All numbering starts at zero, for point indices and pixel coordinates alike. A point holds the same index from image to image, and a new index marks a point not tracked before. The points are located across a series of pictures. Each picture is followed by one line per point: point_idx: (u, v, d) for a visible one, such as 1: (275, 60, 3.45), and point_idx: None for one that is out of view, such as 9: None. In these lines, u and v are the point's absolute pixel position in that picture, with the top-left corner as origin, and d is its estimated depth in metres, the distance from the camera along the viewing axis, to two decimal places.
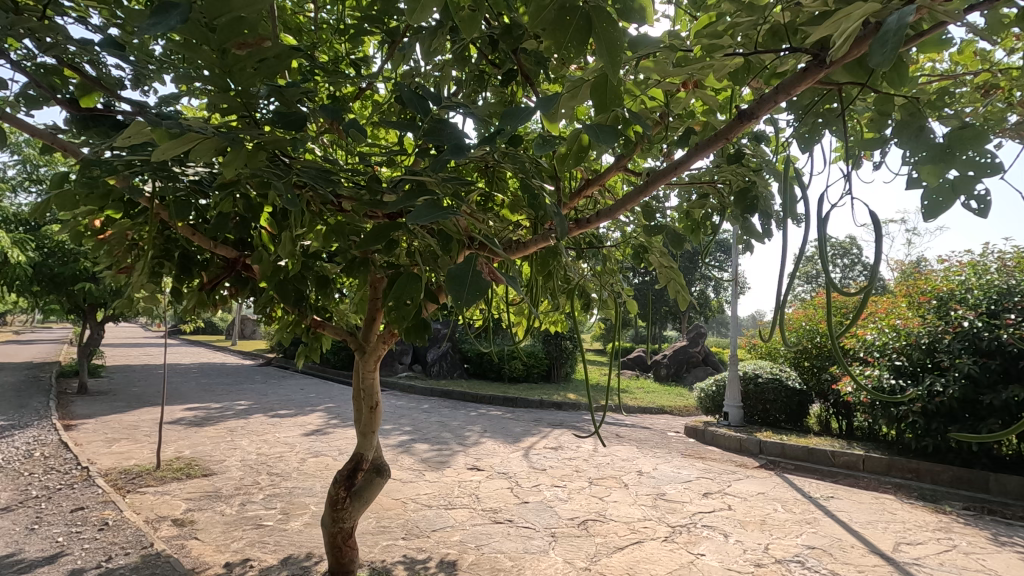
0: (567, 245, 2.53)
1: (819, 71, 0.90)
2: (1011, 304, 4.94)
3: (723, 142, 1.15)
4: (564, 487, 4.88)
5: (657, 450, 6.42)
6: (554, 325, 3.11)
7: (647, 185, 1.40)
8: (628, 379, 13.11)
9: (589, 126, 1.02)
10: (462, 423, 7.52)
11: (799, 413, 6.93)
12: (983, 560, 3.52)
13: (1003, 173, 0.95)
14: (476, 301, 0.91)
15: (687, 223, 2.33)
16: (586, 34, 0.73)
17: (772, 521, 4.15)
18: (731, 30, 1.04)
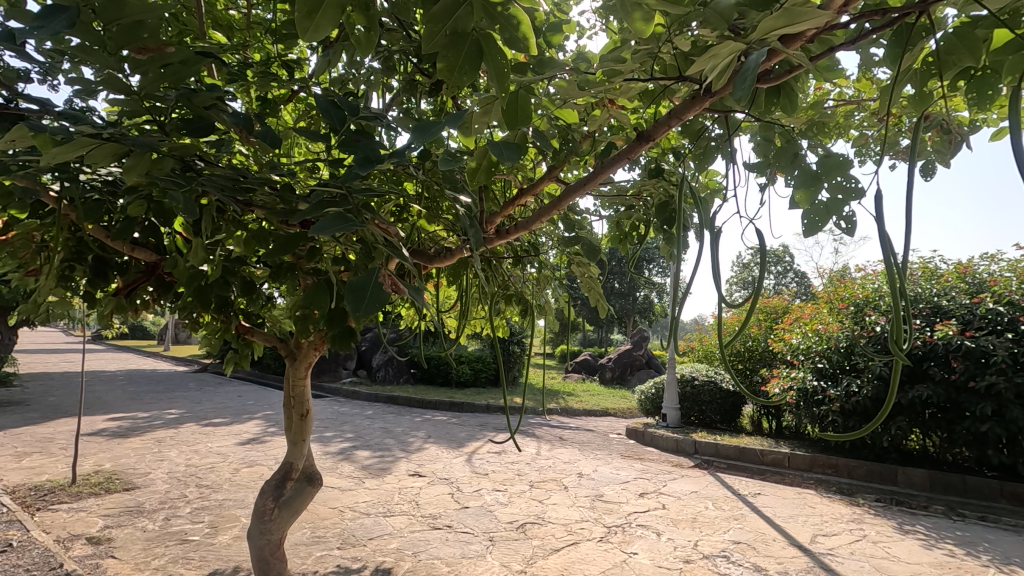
0: (501, 251, 2.56)
1: (704, 100, 0.97)
2: (917, 311, 5.41)
3: (625, 162, 1.23)
4: (505, 491, 4.92)
5: (598, 452, 6.57)
6: (494, 330, 3.10)
7: (564, 197, 1.45)
8: (575, 383, 13.31)
9: (494, 141, 1.07)
10: (407, 429, 7.44)
11: (732, 413, 7.27)
12: (889, 548, 3.80)
13: (866, 197, 1.04)
14: (375, 311, 0.93)
15: (617, 233, 2.41)
16: (477, 60, 0.78)
17: (702, 519, 4.33)
18: (632, 56, 1.08)
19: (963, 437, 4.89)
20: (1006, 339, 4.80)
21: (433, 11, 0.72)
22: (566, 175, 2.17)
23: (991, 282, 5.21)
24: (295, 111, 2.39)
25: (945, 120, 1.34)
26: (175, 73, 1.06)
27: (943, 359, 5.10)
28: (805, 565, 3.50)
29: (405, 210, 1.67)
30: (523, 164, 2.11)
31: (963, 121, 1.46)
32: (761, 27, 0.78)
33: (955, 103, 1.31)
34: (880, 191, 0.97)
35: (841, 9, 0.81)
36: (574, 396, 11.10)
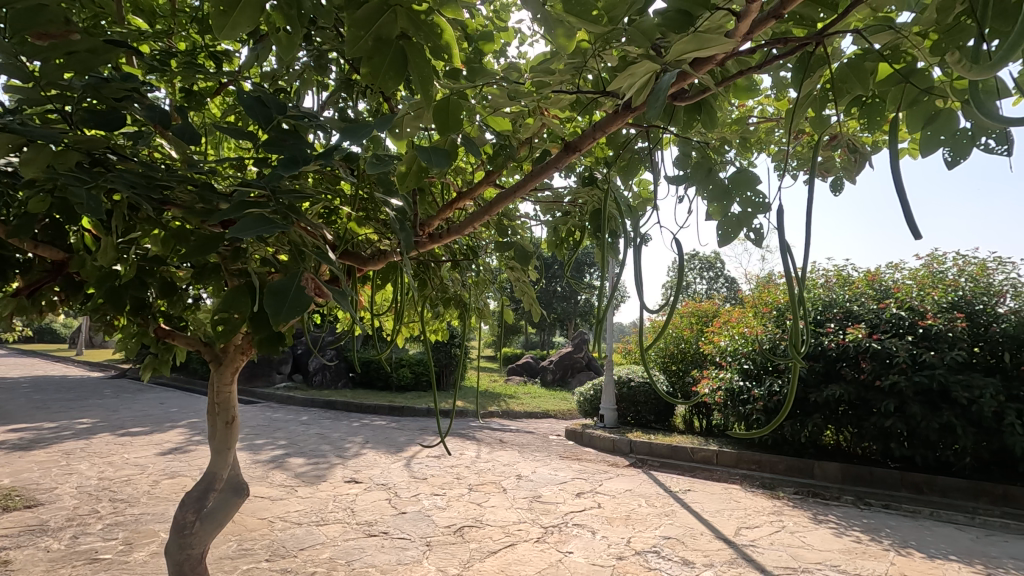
0: (440, 254, 2.56)
1: (625, 115, 1.02)
2: (831, 315, 5.83)
3: (552, 171, 1.26)
4: (443, 495, 4.89)
5: (537, 454, 6.65)
6: (434, 333, 3.09)
7: (495, 203, 1.46)
8: (517, 386, 13.39)
9: (423, 146, 1.07)
10: (343, 435, 7.25)
11: (666, 413, 7.54)
12: (804, 537, 4.06)
13: (772, 212, 1.12)
14: (296, 315, 0.91)
15: (555, 238, 2.45)
16: (401, 67, 0.79)
17: (635, 516, 4.48)
18: (559, 70, 1.12)
19: (870, 431, 5.29)
20: (907, 341, 5.24)
21: (357, 17, 0.72)
22: (505, 180, 2.19)
23: (894, 289, 5.69)
24: (225, 104, 2.28)
25: (851, 140, 1.46)
26: (81, 61, 1.00)
27: (854, 359, 5.51)
28: (729, 557, 3.68)
29: (335, 211, 1.63)
30: (463, 169, 2.12)
31: (868, 141, 1.58)
32: (673, 51, 0.83)
33: (859, 123, 1.42)
34: (782, 205, 1.05)
35: (747, 36, 0.87)
36: (516, 399, 11.18)
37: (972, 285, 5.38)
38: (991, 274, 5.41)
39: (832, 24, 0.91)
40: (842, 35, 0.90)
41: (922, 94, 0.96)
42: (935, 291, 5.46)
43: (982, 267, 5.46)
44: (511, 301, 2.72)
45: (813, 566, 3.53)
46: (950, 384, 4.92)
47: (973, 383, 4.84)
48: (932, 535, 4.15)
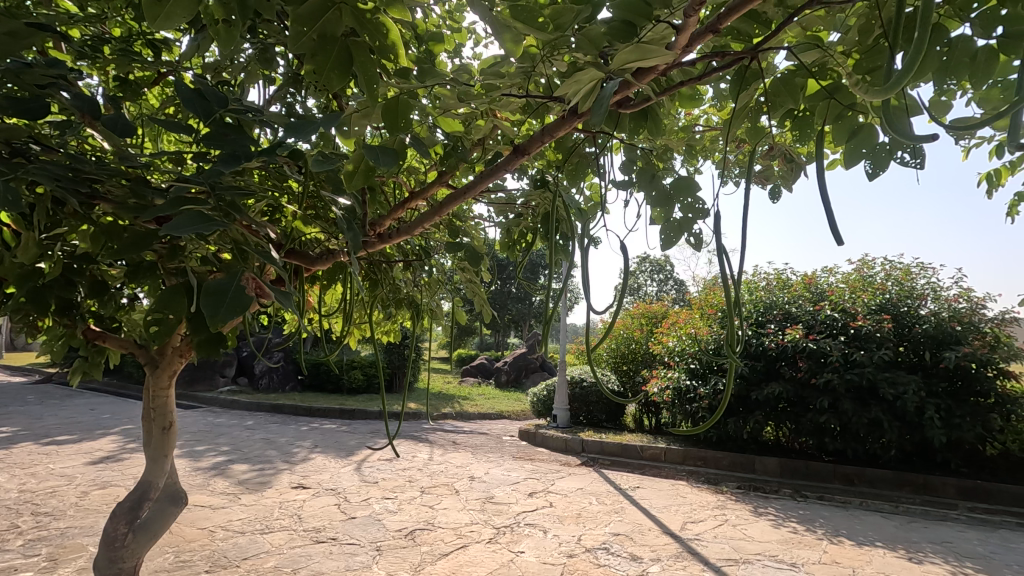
0: (393, 255, 2.53)
1: (572, 121, 1.04)
2: (771, 318, 6.10)
3: (501, 174, 1.27)
4: (395, 499, 4.82)
5: (490, 455, 6.65)
6: (386, 334, 3.05)
7: (445, 204, 1.45)
8: (471, 387, 13.36)
9: (371, 146, 1.06)
10: (291, 439, 7.03)
11: (617, 412, 7.70)
12: (745, 529, 4.24)
13: (712, 218, 1.17)
14: (235, 316, 0.88)
15: (507, 240, 2.47)
16: (346, 66, 0.78)
17: (586, 514, 4.55)
18: (509, 74, 1.13)
19: (806, 427, 5.57)
20: (839, 341, 5.55)
21: (301, 12, 0.71)
22: (457, 181, 2.18)
23: (829, 292, 6.02)
24: (164, 95, 2.18)
25: (788, 150, 1.53)
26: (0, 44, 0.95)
27: (792, 359, 5.79)
28: (675, 551, 3.79)
29: (280, 210, 1.59)
30: (415, 168, 2.10)
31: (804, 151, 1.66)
32: (617, 59, 0.85)
33: (795, 134, 1.50)
34: (719, 211, 1.10)
35: (686, 48, 0.91)
36: (470, 400, 11.15)
37: (898, 288, 5.75)
38: (915, 279, 5.80)
39: (765, 41, 0.96)
40: (774, 51, 0.95)
41: (847, 109, 1.03)
42: (865, 294, 5.80)
43: (907, 272, 5.84)
44: (464, 302, 2.72)
45: (753, 557, 3.68)
46: (878, 381, 5.23)
47: (898, 380, 5.17)
48: (861, 524, 4.41)
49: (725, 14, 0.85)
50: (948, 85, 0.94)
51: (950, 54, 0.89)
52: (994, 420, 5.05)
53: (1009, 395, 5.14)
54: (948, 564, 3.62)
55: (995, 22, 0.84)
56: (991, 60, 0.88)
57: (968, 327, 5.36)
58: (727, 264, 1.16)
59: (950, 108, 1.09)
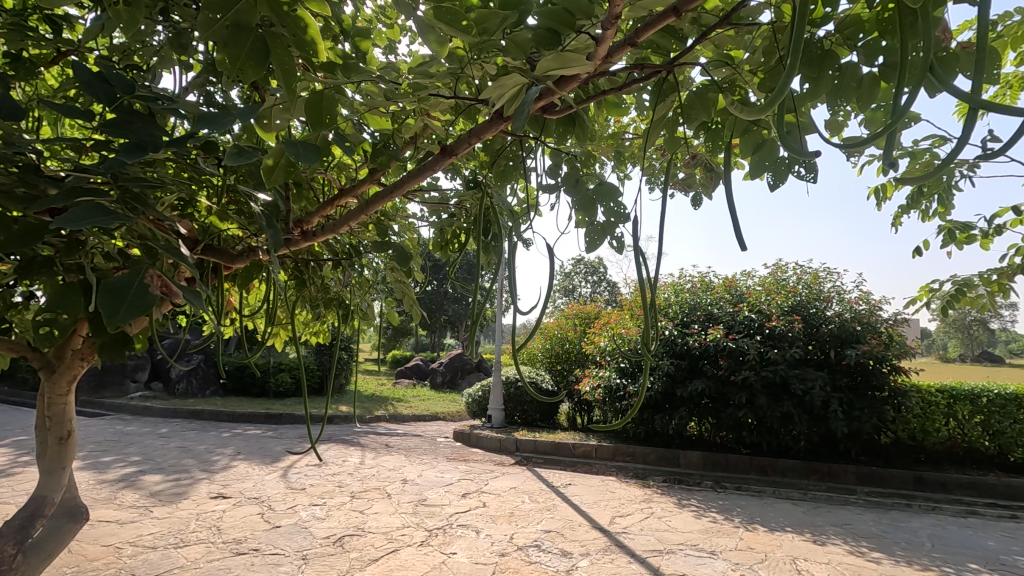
0: (323, 252, 2.45)
1: (498, 123, 1.06)
2: (695, 318, 6.42)
3: (429, 174, 1.27)
4: (323, 505, 4.67)
5: (424, 457, 6.57)
6: (315, 335, 2.96)
7: (371, 202, 1.42)
8: (406, 389, 13.15)
9: (291, 141, 1.03)
10: (211, 447, 6.64)
11: (551, 412, 7.83)
12: (669, 521, 4.43)
13: (632, 222, 1.23)
14: (137, 316, 0.84)
15: (440, 241, 2.45)
16: (262, 57, 0.76)
17: (519, 512, 4.60)
18: (437, 73, 1.13)
19: (726, 421, 5.90)
20: (756, 340, 5.92)
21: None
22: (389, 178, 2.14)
23: (747, 294, 6.42)
24: (64, 75, 2.00)
25: (707, 160, 1.61)
26: None
27: (713, 357, 6.11)
28: (603, 544, 3.91)
29: (191, 205, 1.51)
30: (346, 165, 2.05)
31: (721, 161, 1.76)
32: (540, 65, 0.87)
33: (712, 144, 1.58)
34: (639, 214, 1.15)
35: (606, 59, 0.94)
36: (404, 402, 10.98)
37: (808, 291, 6.20)
38: (822, 282, 6.28)
39: (680, 56, 1.02)
40: (688, 66, 1.01)
41: (752, 125, 1.10)
42: (779, 295, 6.22)
43: (816, 276, 6.32)
44: (395, 302, 2.67)
45: (676, 547, 3.85)
46: (789, 377, 5.62)
47: (807, 376, 5.58)
48: (773, 511, 4.72)
49: (642, 29, 0.89)
50: (839, 107, 1.03)
51: (840, 78, 0.97)
52: (888, 411, 5.56)
53: (900, 388, 5.67)
54: (847, 544, 3.95)
55: (878, 52, 0.93)
56: (875, 86, 0.97)
57: (867, 327, 5.86)
58: (644, 266, 1.23)
59: (843, 128, 1.19)
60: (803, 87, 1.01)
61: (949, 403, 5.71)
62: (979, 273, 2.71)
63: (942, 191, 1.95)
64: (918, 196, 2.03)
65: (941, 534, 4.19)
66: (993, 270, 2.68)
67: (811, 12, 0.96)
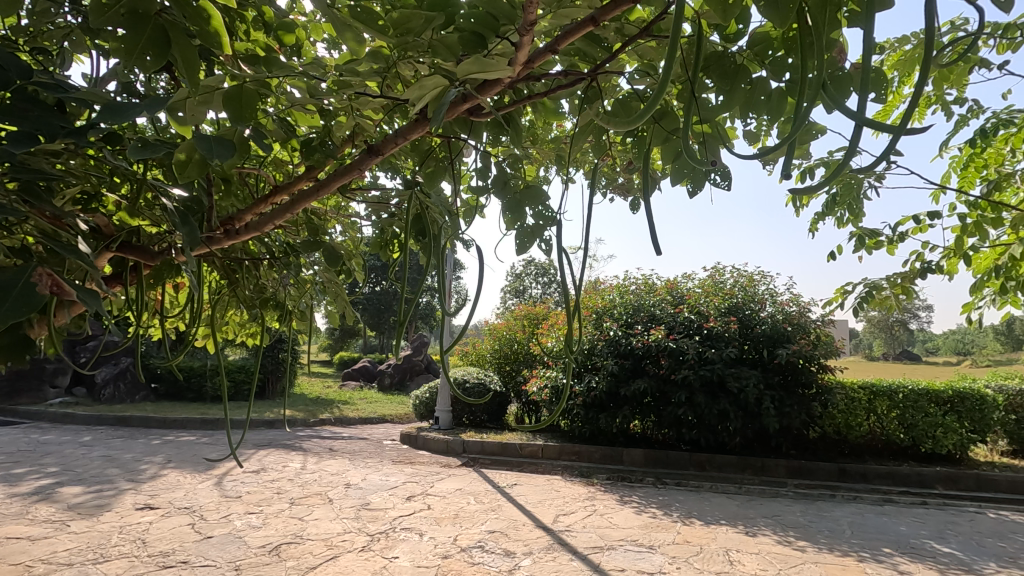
0: (256, 251, 2.35)
1: (423, 125, 1.05)
2: (638, 320, 6.60)
3: (357, 173, 1.25)
4: (259, 513, 4.50)
5: (368, 460, 6.44)
6: (250, 336, 2.85)
7: (295, 202, 1.38)
8: (352, 391, 12.85)
9: (204, 136, 0.99)
10: (139, 455, 6.28)
11: (498, 412, 7.85)
12: (611, 517, 4.53)
13: (559, 225, 1.26)
14: (21, 315, 0.79)
15: (379, 242, 2.39)
16: (163, 47, 0.75)
17: (463, 513, 4.59)
18: (363, 73, 1.12)
19: (667, 419, 6.10)
20: (695, 341, 6.14)
21: None
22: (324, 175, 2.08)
23: (688, 296, 6.68)
24: None
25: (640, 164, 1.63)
26: None
27: (655, 356, 6.29)
28: (546, 543, 3.95)
29: (96, 198, 1.41)
30: (280, 161, 1.98)
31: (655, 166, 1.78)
32: (460, 68, 0.88)
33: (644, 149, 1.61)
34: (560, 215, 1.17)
35: (527, 66, 0.96)
36: (351, 404, 10.75)
37: (743, 293, 6.49)
38: (757, 285, 6.58)
39: (604, 64, 1.05)
40: (611, 75, 1.05)
41: (670, 134, 1.14)
42: (716, 298, 6.50)
43: (751, 279, 6.62)
44: (336, 304, 2.59)
45: (616, 543, 3.94)
46: (725, 376, 5.85)
47: (742, 375, 5.82)
48: (709, 505, 4.90)
49: (562, 37, 0.91)
50: (751, 121, 1.07)
51: (751, 91, 1.02)
52: (815, 407, 5.88)
53: (826, 385, 6.00)
54: (776, 534, 4.16)
55: (783, 68, 0.97)
56: (782, 100, 1.01)
57: (798, 328, 6.17)
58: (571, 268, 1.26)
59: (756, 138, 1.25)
60: (718, 99, 1.05)
61: (870, 399, 6.12)
62: (887, 277, 2.92)
63: (852, 200, 2.09)
64: (832, 205, 2.16)
65: (860, 521, 4.49)
66: (899, 274, 2.89)
67: (725, 28, 1.00)
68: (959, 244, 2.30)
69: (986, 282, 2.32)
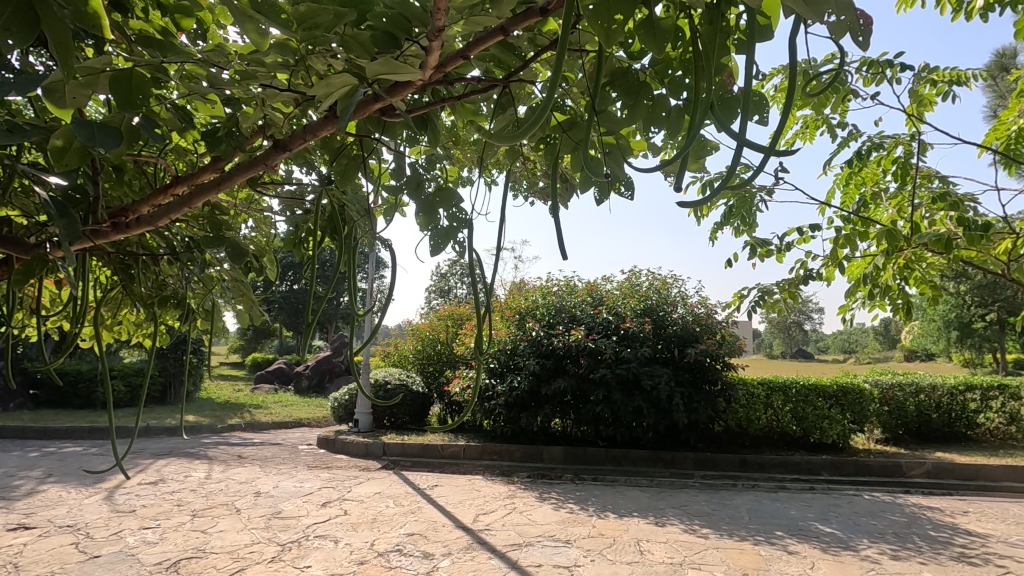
0: (154, 245, 2.17)
1: (331, 124, 1.03)
2: (559, 321, 6.77)
3: (262, 167, 1.19)
4: (156, 527, 4.17)
5: (281, 467, 6.15)
6: (146, 337, 2.63)
7: (193, 196, 1.29)
8: (265, 394, 12.21)
9: (86, 123, 0.91)
10: (12, 470, 5.62)
11: (420, 413, 7.76)
12: (530, 514, 4.61)
13: (472, 227, 1.27)
14: None
15: (294, 238, 2.27)
16: (32, 27, 0.68)
17: (381, 517, 4.50)
18: (269, 63, 1.07)
19: (586, 416, 6.30)
20: (612, 341, 6.38)
21: None
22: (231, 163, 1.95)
23: (607, 298, 6.94)
24: None
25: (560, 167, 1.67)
26: None
27: (575, 356, 6.49)
28: (465, 543, 3.96)
29: None
30: (183, 148, 1.84)
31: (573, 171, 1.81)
32: (368, 69, 0.87)
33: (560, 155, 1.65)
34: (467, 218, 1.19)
35: (439, 70, 0.96)
36: (264, 408, 10.22)
37: (657, 295, 6.82)
38: (669, 287, 6.94)
39: (516, 72, 1.07)
40: (524, 83, 1.07)
41: (578, 143, 1.19)
42: (633, 299, 6.81)
43: (664, 282, 6.97)
44: (245, 303, 2.45)
45: (534, 539, 4.02)
46: (640, 374, 6.13)
47: (655, 373, 6.12)
48: (623, 499, 5.11)
49: (473, 44, 0.91)
50: (654, 134, 1.13)
51: (653, 107, 1.07)
52: (720, 402, 6.28)
53: (729, 382, 6.42)
54: (683, 523, 4.42)
55: (681, 87, 1.03)
56: (680, 117, 1.08)
57: (705, 329, 6.56)
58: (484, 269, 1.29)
59: (658, 150, 1.32)
60: (623, 113, 1.10)
61: (767, 394, 6.66)
62: (778, 283, 3.19)
63: (746, 212, 2.27)
64: (730, 216, 2.34)
65: (757, 508, 4.86)
66: (787, 279, 3.16)
67: (630, 45, 1.05)
68: (835, 254, 2.54)
69: (859, 288, 2.59)
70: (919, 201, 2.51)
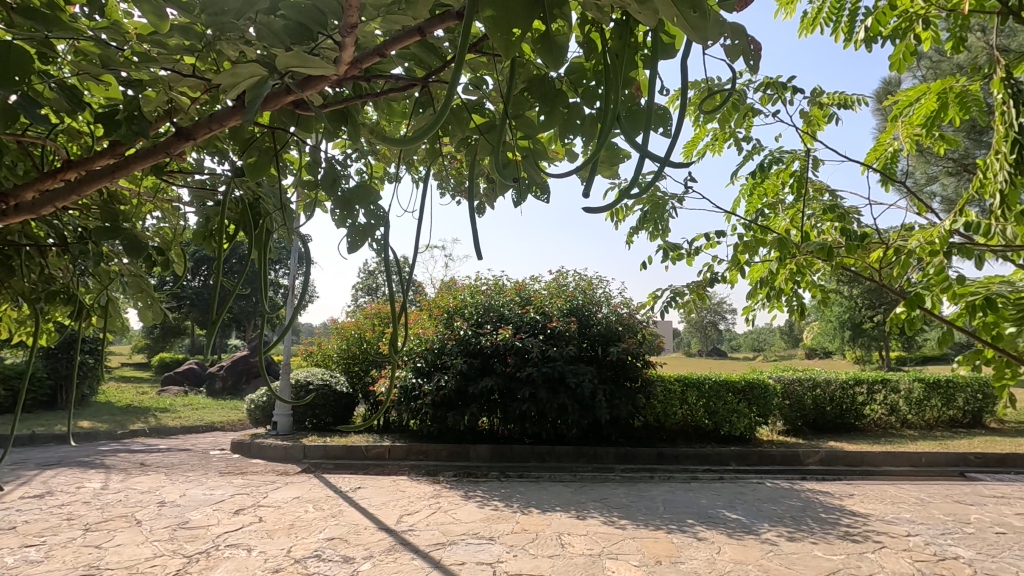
0: (40, 234, 1.97)
1: (240, 113, 0.99)
2: (487, 321, 6.81)
3: (163, 155, 1.12)
4: (41, 545, 3.79)
5: (189, 474, 5.77)
6: (31, 335, 2.39)
7: (83, 184, 1.19)
8: (173, 397, 11.39)
9: None
10: None
11: (344, 413, 7.55)
12: (455, 513, 4.61)
13: (389, 226, 1.26)
14: None
15: (203, 230, 2.14)
16: None
17: (299, 523, 4.34)
18: (174, 47, 1.01)
19: (512, 414, 6.37)
20: (539, 340, 6.49)
21: None
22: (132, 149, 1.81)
23: (534, 297, 7.06)
24: None
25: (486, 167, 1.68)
26: None
27: (503, 355, 6.55)
28: (387, 544, 3.90)
29: None
30: (76, 130, 1.69)
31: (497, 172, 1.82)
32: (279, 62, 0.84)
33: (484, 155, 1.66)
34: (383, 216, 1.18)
35: (354, 66, 0.94)
36: (171, 412, 9.53)
37: (583, 295, 7.02)
38: (595, 288, 7.16)
39: (434, 72, 1.07)
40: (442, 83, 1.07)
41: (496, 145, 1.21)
42: (559, 299, 6.97)
43: (590, 282, 7.18)
44: (147, 300, 2.28)
45: (457, 538, 4.03)
46: (565, 372, 6.29)
47: (579, 370, 6.30)
48: (547, 494, 5.23)
49: (389, 43, 0.90)
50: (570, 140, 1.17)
51: (568, 114, 1.11)
52: (639, 398, 6.55)
53: (648, 379, 6.72)
54: (602, 516, 4.58)
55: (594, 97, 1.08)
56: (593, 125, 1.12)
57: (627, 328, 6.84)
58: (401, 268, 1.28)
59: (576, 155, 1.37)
60: (540, 119, 1.13)
61: (683, 390, 7.06)
62: (690, 285, 3.39)
63: (660, 217, 2.40)
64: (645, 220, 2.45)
65: (671, 499, 5.12)
66: (697, 281, 3.36)
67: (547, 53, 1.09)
68: (738, 259, 2.73)
69: (758, 290, 2.80)
70: (812, 211, 2.74)
